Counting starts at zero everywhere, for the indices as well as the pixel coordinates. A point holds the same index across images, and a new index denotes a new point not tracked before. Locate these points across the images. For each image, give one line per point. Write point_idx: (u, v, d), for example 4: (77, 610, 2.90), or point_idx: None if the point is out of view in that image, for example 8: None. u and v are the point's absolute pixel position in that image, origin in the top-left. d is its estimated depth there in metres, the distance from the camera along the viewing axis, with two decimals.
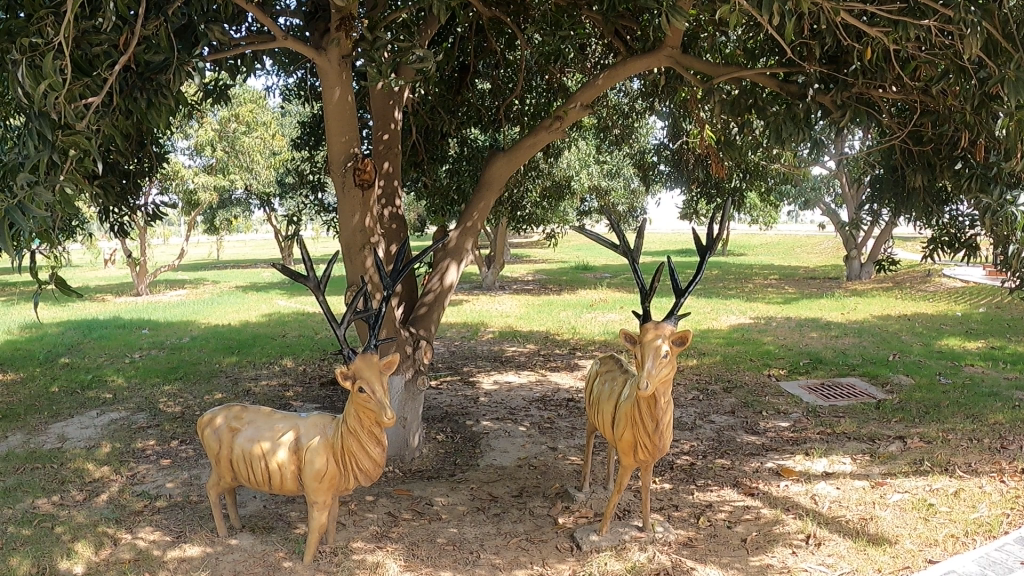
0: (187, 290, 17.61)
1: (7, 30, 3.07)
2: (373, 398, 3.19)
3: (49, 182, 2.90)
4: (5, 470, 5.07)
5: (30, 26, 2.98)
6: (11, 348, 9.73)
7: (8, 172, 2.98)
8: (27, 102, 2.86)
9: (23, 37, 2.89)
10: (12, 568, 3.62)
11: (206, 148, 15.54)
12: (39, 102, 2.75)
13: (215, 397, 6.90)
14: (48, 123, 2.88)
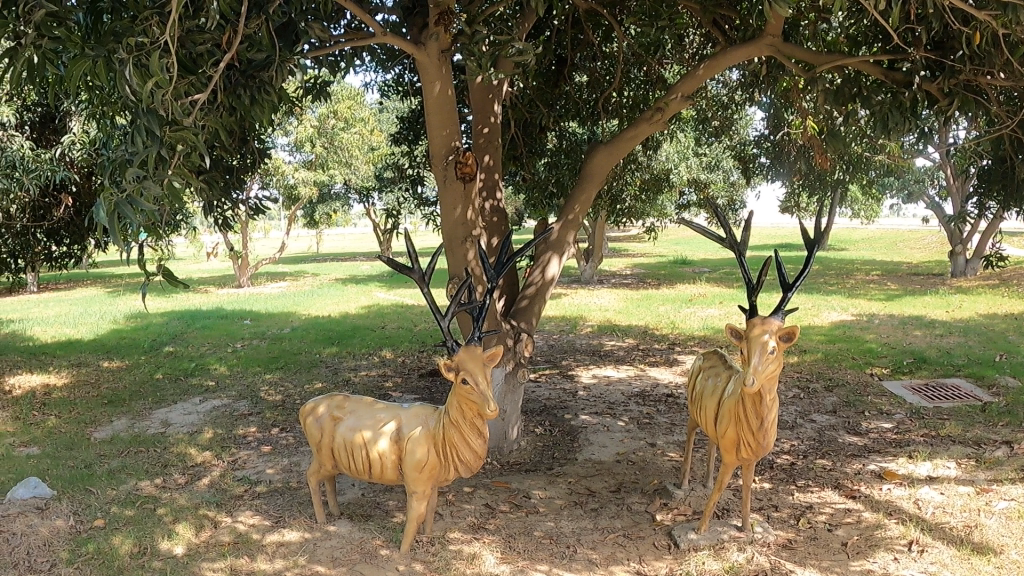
0: (288, 282, 18.13)
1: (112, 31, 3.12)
2: (477, 390, 3.20)
3: (158, 176, 2.99)
4: (112, 452, 5.30)
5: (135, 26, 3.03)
6: (119, 337, 10.17)
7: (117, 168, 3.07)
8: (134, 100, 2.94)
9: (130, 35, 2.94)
10: (115, 547, 3.77)
11: (306, 144, 15.96)
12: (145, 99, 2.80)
13: (314, 386, 7.07)
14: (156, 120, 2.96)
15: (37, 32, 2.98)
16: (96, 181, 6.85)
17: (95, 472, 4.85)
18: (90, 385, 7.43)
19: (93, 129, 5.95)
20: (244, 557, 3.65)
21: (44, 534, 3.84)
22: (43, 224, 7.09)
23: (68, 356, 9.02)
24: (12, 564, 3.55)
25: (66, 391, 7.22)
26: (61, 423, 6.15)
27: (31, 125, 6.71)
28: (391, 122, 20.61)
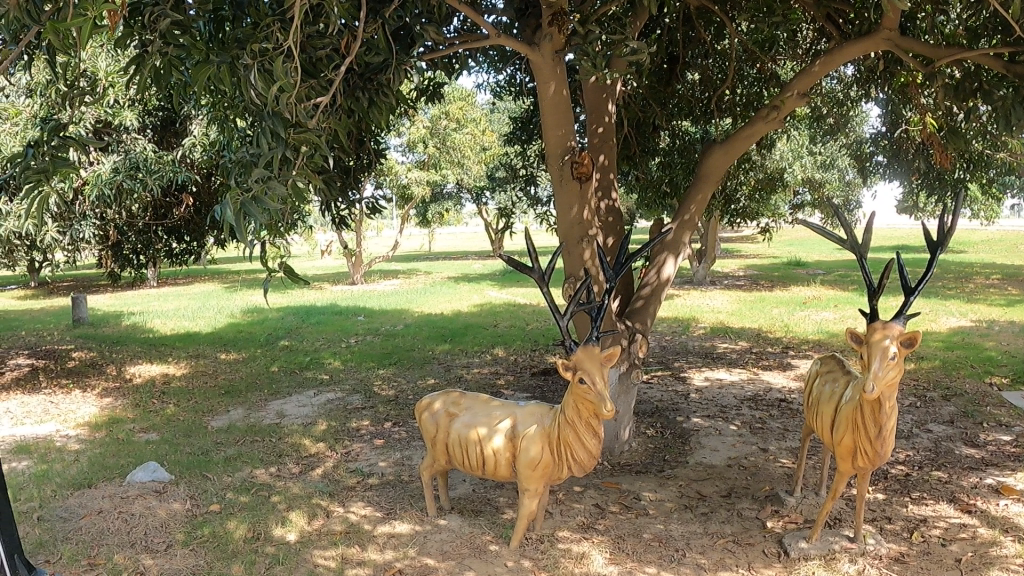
0: (401, 279, 18.55)
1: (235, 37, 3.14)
2: (593, 390, 3.20)
3: (282, 177, 3.07)
4: (231, 441, 5.54)
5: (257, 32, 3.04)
6: (237, 330, 10.62)
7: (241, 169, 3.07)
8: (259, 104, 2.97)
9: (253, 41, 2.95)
10: (230, 530, 3.91)
11: (419, 145, 16.27)
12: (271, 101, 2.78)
13: (427, 382, 7.21)
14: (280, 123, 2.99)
15: (165, 43, 2.95)
16: (214, 182, 7.15)
17: (212, 459, 5.07)
18: (208, 376, 7.79)
19: (212, 133, 6.22)
20: (356, 546, 3.75)
21: (163, 517, 4.03)
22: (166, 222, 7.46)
23: (188, 348, 9.48)
24: (132, 543, 3.76)
25: (185, 381, 7.59)
26: (180, 411, 6.47)
27: (153, 128, 7.03)
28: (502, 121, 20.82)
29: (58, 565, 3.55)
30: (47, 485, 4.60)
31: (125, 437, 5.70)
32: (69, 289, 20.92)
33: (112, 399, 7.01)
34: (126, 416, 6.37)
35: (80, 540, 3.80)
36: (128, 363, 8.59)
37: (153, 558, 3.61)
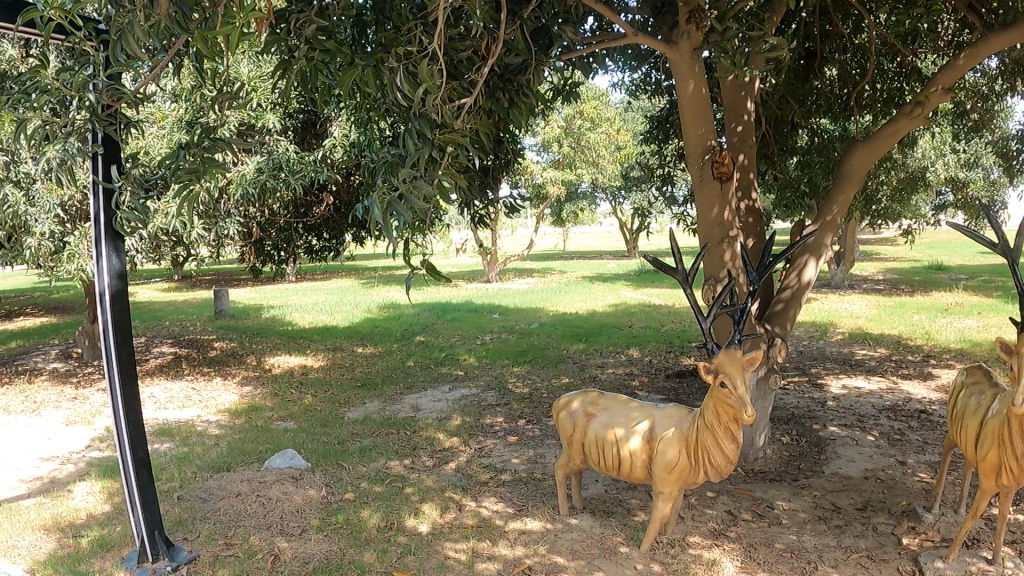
0: (537, 278, 18.70)
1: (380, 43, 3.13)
2: (734, 394, 3.13)
3: (432, 176, 3.08)
4: (368, 432, 5.74)
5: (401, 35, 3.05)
6: (375, 325, 11.00)
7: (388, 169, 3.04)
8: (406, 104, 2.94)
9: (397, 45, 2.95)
10: (364, 519, 4.02)
11: (554, 144, 16.37)
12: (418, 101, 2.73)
13: (561, 381, 7.25)
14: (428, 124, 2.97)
15: (310, 48, 3.01)
16: (353, 181, 7.39)
17: (348, 449, 5.26)
18: (346, 368, 8.11)
19: (353, 133, 6.38)
20: (486, 540, 3.81)
21: (298, 502, 4.20)
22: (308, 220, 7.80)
23: (326, 341, 9.88)
24: (268, 526, 3.89)
25: (323, 373, 7.92)
26: (317, 401, 6.75)
27: (294, 130, 7.29)
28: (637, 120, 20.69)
29: (197, 542, 3.70)
30: (189, 466, 4.89)
31: (264, 424, 6.01)
32: (219, 282, 22.19)
33: (253, 388, 7.40)
34: (266, 404, 6.71)
35: (217, 520, 3.96)
36: (268, 354, 9.02)
37: (288, 541, 3.73)
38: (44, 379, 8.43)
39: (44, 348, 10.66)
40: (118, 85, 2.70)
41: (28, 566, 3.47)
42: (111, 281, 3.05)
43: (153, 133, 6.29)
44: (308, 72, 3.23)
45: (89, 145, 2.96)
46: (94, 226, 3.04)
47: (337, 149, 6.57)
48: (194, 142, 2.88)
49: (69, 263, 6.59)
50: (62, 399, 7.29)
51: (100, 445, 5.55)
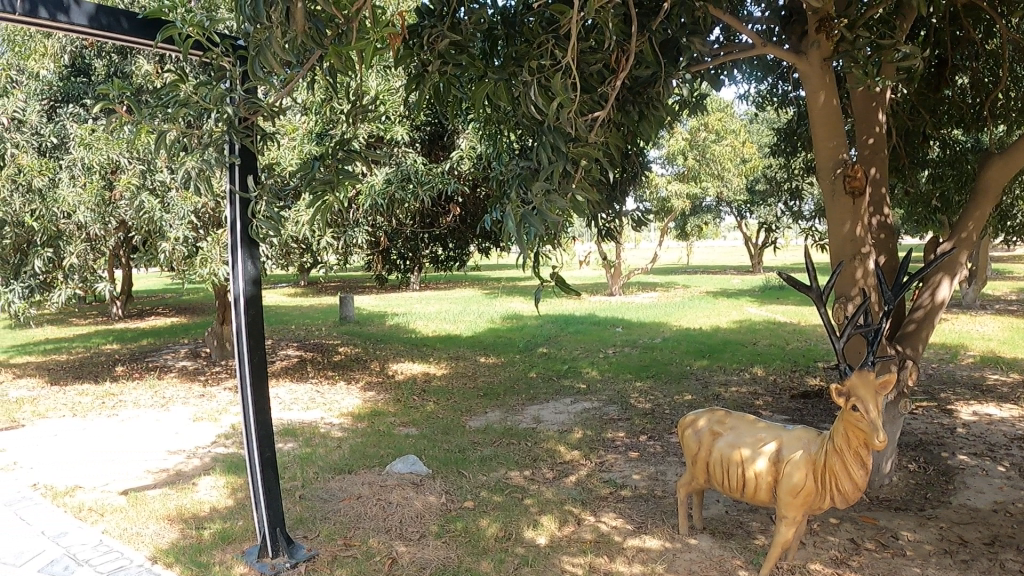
0: (660, 292, 18.49)
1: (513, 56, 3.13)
2: (866, 419, 3.00)
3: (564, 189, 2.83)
4: (488, 441, 5.77)
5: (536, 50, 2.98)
6: (498, 335, 11.12)
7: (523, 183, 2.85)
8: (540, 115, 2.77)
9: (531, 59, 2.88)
10: (482, 528, 4.01)
11: (678, 157, 16.16)
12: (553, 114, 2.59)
13: (684, 398, 7.11)
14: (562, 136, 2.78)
15: (442, 62, 3.05)
16: (479, 193, 7.48)
17: (469, 457, 5.28)
18: (468, 377, 8.20)
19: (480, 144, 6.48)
20: (604, 556, 3.74)
21: (419, 507, 4.23)
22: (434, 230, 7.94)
23: (448, 349, 10.03)
24: (387, 529, 3.95)
25: (444, 381, 8.02)
26: (439, 409, 6.84)
27: (423, 143, 7.43)
28: (763, 131, 20.21)
29: (316, 541, 3.78)
30: (313, 467, 5.03)
31: (387, 429, 6.13)
32: (346, 289, 22.96)
33: (376, 393, 7.57)
34: (388, 409, 6.85)
35: (336, 520, 4.05)
36: (392, 360, 9.23)
37: (407, 545, 3.78)
38: (174, 375, 8.90)
39: (179, 346, 11.25)
40: (254, 98, 2.81)
41: (150, 553, 3.61)
42: (245, 286, 3.19)
43: (287, 144, 6.61)
44: (441, 85, 3.26)
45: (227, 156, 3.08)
46: (231, 234, 3.20)
47: (464, 161, 6.68)
48: (328, 152, 2.95)
49: (202, 267, 6.99)
50: (195, 396, 7.65)
51: (227, 442, 5.77)
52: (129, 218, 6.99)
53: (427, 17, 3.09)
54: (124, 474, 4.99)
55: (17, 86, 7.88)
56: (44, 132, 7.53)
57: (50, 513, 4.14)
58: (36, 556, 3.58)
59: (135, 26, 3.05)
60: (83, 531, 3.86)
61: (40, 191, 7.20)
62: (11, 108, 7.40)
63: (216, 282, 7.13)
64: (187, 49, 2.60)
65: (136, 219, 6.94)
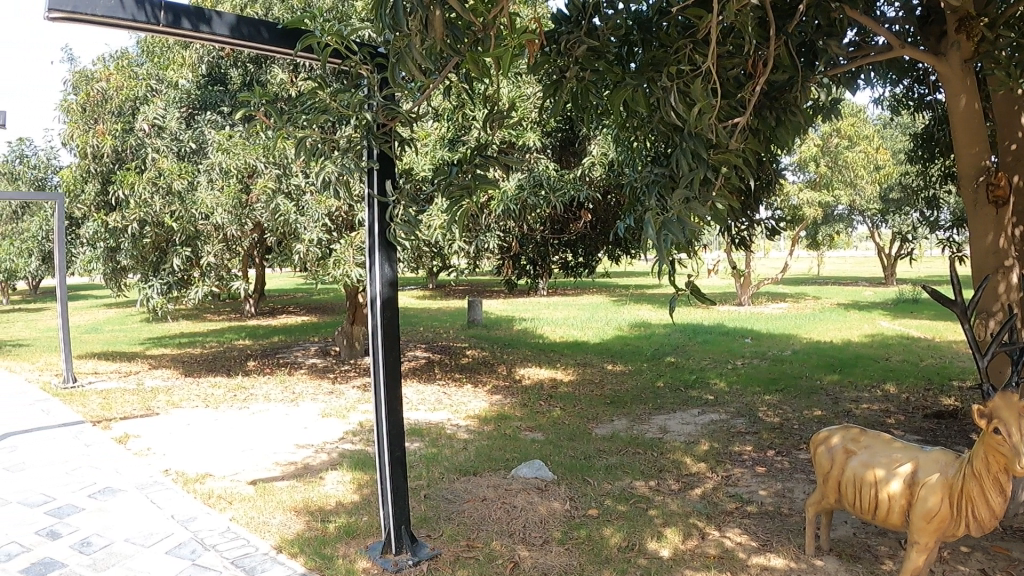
0: (789, 303, 17.99)
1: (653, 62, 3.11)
2: (1009, 443, 2.80)
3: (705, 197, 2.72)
4: (613, 449, 5.72)
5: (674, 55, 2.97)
6: (625, 343, 11.07)
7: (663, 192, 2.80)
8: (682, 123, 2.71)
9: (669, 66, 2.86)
10: (606, 537, 3.96)
11: (810, 163, 15.70)
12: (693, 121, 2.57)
13: (813, 413, 6.87)
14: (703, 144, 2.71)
15: (579, 69, 3.10)
16: (610, 199, 7.40)
17: (594, 464, 5.24)
18: (595, 384, 8.18)
19: (614, 150, 6.43)
20: (728, 572, 3.63)
21: (543, 513, 4.22)
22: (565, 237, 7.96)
23: (575, 355, 10.05)
24: (510, 533, 3.96)
25: (571, 388, 8.00)
26: (565, 415, 6.85)
27: (554, 149, 7.38)
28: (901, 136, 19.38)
29: (440, 541, 3.82)
30: (438, 467, 5.10)
31: (513, 433, 6.17)
32: (472, 293, 23.35)
33: (502, 396, 7.63)
34: (514, 413, 6.89)
35: (460, 521, 4.09)
36: (518, 364, 9.32)
37: (529, 550, 3.76)
38: (304, 372, 9.24)
39: (309, 344, 11.67)
40: (393, 105, 2.87)
41: (277, 542, 3.72)
42: (382, 288, 3.26)
43: (419, 151, 6.69)
44: (578, 91, 3.33)
45: (365, 161, 3.17)
46: (369, 236, 3.28)
47: (595, 168, 6.64)
48: (467, 159, 3.02)
49: (334, 269, 7.13)
50: (322, 393, 7.89)
51: (353, 438, 5.91)
52: (263, 220, 7.32)
53: (563, 22, 3.12)
54: (252, 464, 5.19)
55: (157, 94, 8.29)
56: (182, 138, 7.98)
57: (182, 498, 4.35)
58: (166, 538, 3.77)
59: (274, 35, 3.18)
60: (212, 518, 4.03)
61: (180, 194, 7.60)
62: (151, 115, 7.84)
63: (349, 284, 7.25)
64: (327, 58, 2.61)
65: (271, 222, 7.25)
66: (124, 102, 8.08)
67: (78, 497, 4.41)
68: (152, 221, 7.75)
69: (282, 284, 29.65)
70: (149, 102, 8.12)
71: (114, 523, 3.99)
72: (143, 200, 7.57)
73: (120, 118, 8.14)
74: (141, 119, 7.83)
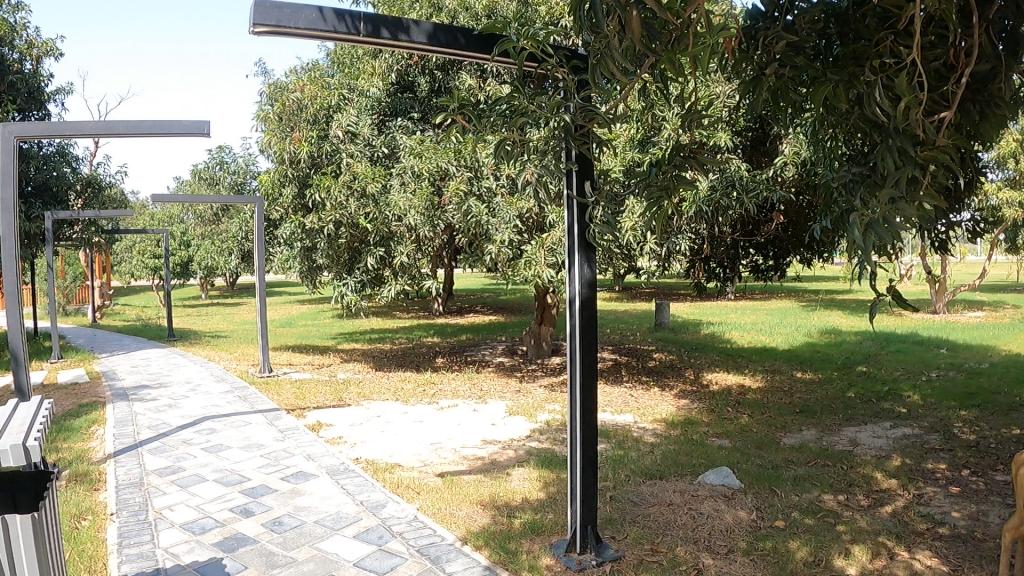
0: (988, 311, 16.83)
1: (852, 54, 3.15)
2: None
3: (911, 199, 2.61)
4: (800, 460, 5.58)
5: (874, 47, 2.96)
6: (812, 350, 10.74)
7: (869, 186, 2.86)
8: (885, 120, 2.67)
9: (873, 59, 2.84)
10: (791, 550, 3.85)
11: (1009, 161, 14.65)
12: (896, 118, 2.50)
13: (1015, 431, 6.41)
14: (909, 140, 2.65)
15: (778, 65, 3.34)
16: (803, 201, 7.33)
17: (782, 475, 5.12)
18: (784, 393, 8.02)
19: (807, 148, 6.42)
20: None
21: (728, 521, 4.15)
22: (752, 239, 7.95)
23: (764, 362, 9.91)
24: (695, 540, 3.88)
25: (761, 395, 7.95)
26: (753, 423, 6.76)
27: (744, 150, 7.34)
28: None
29: (624, 543, 3.81)
30: (625, 469, 5.12)
31: (700, 439, 6.12)
32: (653, 296, 23.31)
33: (691, 402, 7.74)
34: (701, 419, 6.87)
35: (645, 525, 4.06)
36: (706, 370, 9.36)
37: (713, 558, 3.69)
38: (491, 370, 9.56)
39: (496, 342, 12.01)
40: (591, 107, 2.97)
41: (462, 533, 3.83)
42: (581, 289, 3.33)
43: (611, 152, 7.02)
44: (777, 91, 3.54)
45: (565, 163, 3.27)
46: (570, 237, 3.34)
47: (788, 167, 6.65)
48: (666, 160, 3.20)
49: (526, 269, 7.30)
50: (509, 391, 8.14)
51: (540, 436, 6.04)
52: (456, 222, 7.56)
53: (757, 19, 3.50)
54: (437, 456, 5.40)
55: (349, 103, 8.84)
56: (375, 143, 8.43)
57: (370, 486, 4.57)
58: (354, 523, 3.95)
59: (471, 41, 3.26)
60: (399, 506, 4.21)
61: (374, 196, 7.99)
62: (345, 122, 8.33)
63: (540, 284, 7.36)
64: (521, 61, 2.72)
65: (463, 223, 7.52)
66: (318, 111, 8.70)
67: (271, 480, 4.71)
68: (347, 222, 8.12)
69: (462, 284, 30.62)
70: (342, 110, 8.67)
71: (305, 505, 4.23)
72: (339, 202, 7.99)
73: (313, 125, 8.76)
74: (336, 126, 8.37)
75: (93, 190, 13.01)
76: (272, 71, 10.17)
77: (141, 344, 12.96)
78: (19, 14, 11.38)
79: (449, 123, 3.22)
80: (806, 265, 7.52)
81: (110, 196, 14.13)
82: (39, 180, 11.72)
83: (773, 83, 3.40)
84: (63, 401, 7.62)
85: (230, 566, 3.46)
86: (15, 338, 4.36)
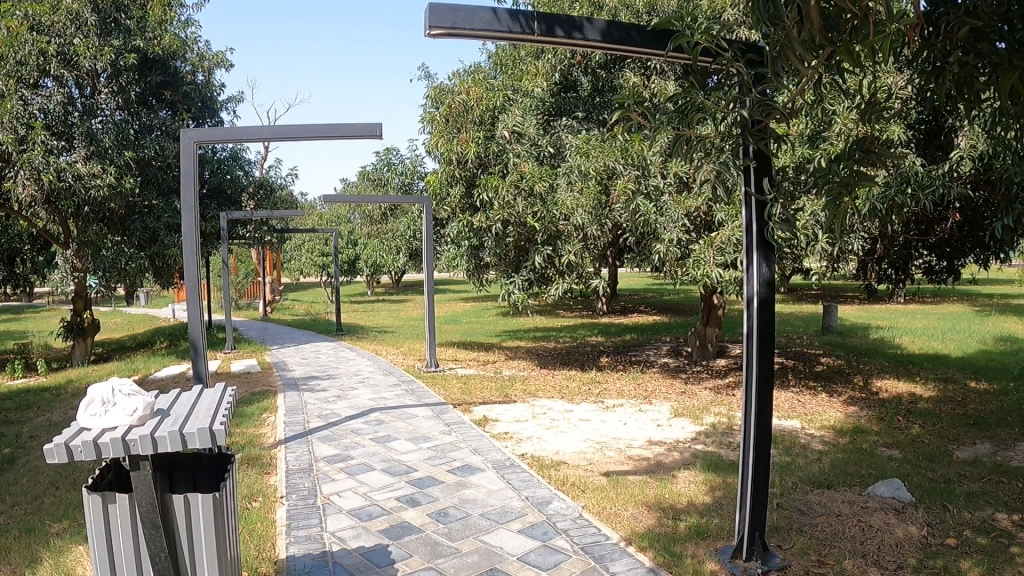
0: None
1: None
2: None
3: None
4: (973, 475, 5.25)
5: None
6: (989, 358, 10.10)
7: None
8: None
9: None
10: (962, 570, 3.61)
11: None
12: None
13: None
14: None
15: (963, 52, 3.17)
16: (981, 198, 6.91)
17: (954, 490, 4.83)
18: (957, 403, 7.58)
19: (985, 141, 6.04)
20: None
21: (899, 536, 3.95)
22: (928, 237, 7.59)
23: (937, 370, 9.38)
24: (863, 554, 3.72)
25: (932, 404, 7.53)
26: (925, 433, 6.42)
27: (917, 144, 7.00)
28: None
29: (789, 552, 3.70)
30: (792, 477, 4.96)
31: (869, 449, 5.87)
32: (823, 299, 22.40)
33: (859, 409, 7.42)
34: (871, 428, 6.59)
35: (812, 535, 3.93)
36: (875, 376, 8.96)
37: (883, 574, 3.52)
38: (655, 371, 9.49)
39: (660, 343, 11.85)
40: (769, 101, 2.96)
41: (626, 534, 3.82)
42: (758, 288, 3.26)
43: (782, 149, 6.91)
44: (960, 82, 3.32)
45: (742, 160, 3.25)
46: (747, 236, 3.30)
47: (964, 162, 6.27)
48: (845, 155, 3.09)
49: (694, 269, 7.19)
50: (673, 393, 8.06)
51: (705, 440, 5.95)
52: (623, 220, 7.61)
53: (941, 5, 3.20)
54: (602, 455, 5.42)
55: (513, 103, 9.03)
56: (541, 143, 8.70)
57: (536, 482, 4.63)
58: (518, 518, 4.02)
59: (645, 37, 3.25)
60: (564, 503, 4.24)
61: (541, 196, 8.19)
62: (512, 123, 8.54)
63: (708, 284, 7.25)
64: (695, 54, 2.77)
65: (631, 222, 7.52)
66: (483, 113, 8.78)
67: (438, 471, 4.86)
68: (514, 221, 8.31)
69: (623, 284, 30.27)
70: (507, 110, 8.81)
71: (470, 498, 4.34)
72: (507, 202, 8.21)
73: (480, 127, 8.80)
74: (503, 126, 8.58)
75: (266, 193, 13.78)
76: (436, 74, 10.46)
77: (308, 337, 13.62)
78: (189, 28, 12.14)
79: (622, 121, 3.24)
80: (983, 267, 7.11)
81: (281, 197, 14.95)
82: (215, 183, 12.56)
83: (957, 72, 3.21)
84: (239, 389, 8.14)
85: (395, 553, 3.58)
86: (195, 328, 4.64)
